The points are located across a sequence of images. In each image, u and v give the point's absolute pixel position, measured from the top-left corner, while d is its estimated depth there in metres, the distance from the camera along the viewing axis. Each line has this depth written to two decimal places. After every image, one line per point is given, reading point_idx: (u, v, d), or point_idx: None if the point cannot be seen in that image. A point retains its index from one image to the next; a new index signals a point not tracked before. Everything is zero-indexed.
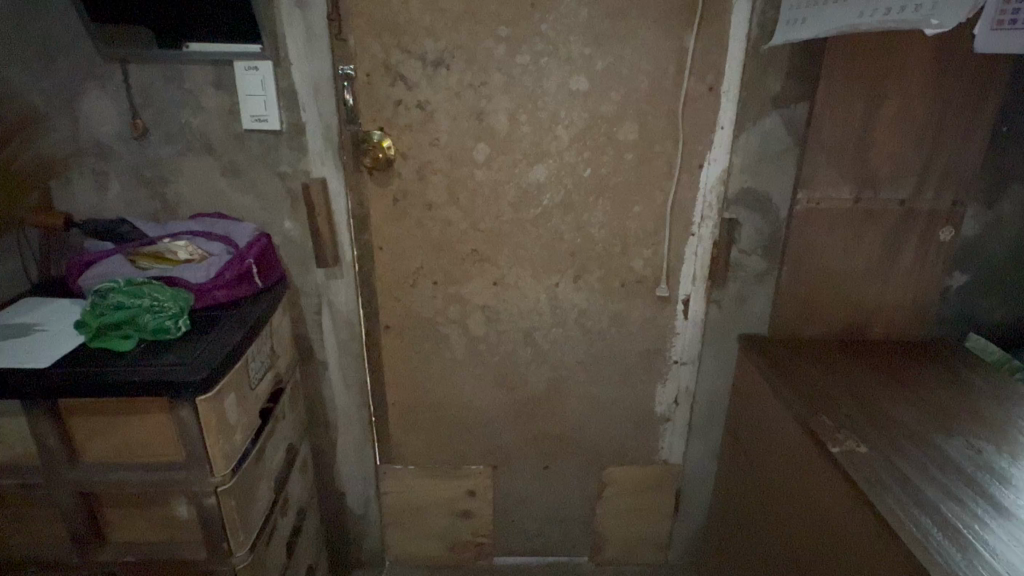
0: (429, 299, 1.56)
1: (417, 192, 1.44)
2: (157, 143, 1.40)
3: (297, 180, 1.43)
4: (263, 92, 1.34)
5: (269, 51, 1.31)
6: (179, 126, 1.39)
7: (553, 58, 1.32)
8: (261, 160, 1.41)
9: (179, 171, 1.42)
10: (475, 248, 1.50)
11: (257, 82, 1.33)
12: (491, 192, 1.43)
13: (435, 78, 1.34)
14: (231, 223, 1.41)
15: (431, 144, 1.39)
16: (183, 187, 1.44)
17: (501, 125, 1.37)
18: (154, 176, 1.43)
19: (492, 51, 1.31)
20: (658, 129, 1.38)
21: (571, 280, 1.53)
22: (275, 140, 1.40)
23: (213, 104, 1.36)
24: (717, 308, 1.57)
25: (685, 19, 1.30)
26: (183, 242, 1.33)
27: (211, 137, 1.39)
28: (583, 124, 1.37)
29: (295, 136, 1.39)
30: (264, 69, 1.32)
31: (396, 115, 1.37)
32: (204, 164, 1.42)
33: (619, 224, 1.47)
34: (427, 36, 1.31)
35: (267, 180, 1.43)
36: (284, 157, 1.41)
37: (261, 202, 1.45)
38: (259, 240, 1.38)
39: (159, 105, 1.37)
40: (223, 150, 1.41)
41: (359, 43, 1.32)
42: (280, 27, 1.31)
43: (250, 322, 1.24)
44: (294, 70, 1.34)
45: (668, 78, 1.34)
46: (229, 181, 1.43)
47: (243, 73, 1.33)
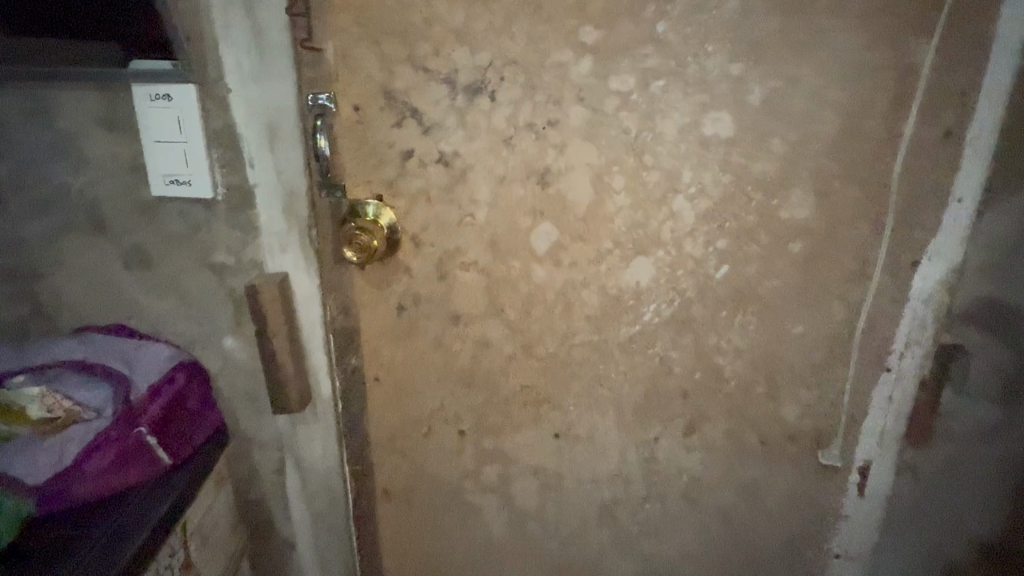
0: (453, 457, 0.98)
1: (435, 298, 0.87)
2: (21, 217, 0.87)
3: (241, 278, 0.87)
4: (182, 136, 0.80)
5: (192, 69, 0.77)
6: (53, 191, 0.85)
7: (677, 81, 0.76)
8: (183, 245, 0.86)
9: (61, 258, 0.88)
10: (529, 385, 0.92)
11: (171, 121, 0.79)
12: (559, 300, 0.86)
13: (471, 114, 0.78)
14: (128, 341, 0.87)
15: (461, 223, 0.82)
16: (65, 284, 0.90)
17: (580, 193, 0.80)
18: (25, 267, 0.89)
19: (570, 69, 0.75)
20: (850, 201, 0.81)
21: (681, 435, 0.95)
22: (203, 215, 0.85)
23: (106, 155, 0.83)
24: (914, 480, 0.96)
25: (920, 14, 0.73)
26: (39, 388, 0.79)
27: (104, 207, 0.85)
28: (722, 193, 0.80)
29: (238, 207, 0.84)
30: (182, 100, 0.78)
31: (403, 175, 0.81)
32: (98, 248, 0.87)
33: (767, 352, 0.89)
34: (458, 44, 0.75)
35: (195, 274, 0.88)
36: (220, 239, 0.86)
37: (186, 309, 0.90)
38: (172, 375, 0.84)
39: (26, 156, 0.84)
40: (122, 228, 0.86)
41: (344, 53, 0.77)
42: (206, 27, 0.76)
43: (141, 534, 0.69)
44: (235, 100, 0.79)
45: (878, 115, 0.77)
46: (133, 276, 0.89)
47: (148, 106, 0.79)
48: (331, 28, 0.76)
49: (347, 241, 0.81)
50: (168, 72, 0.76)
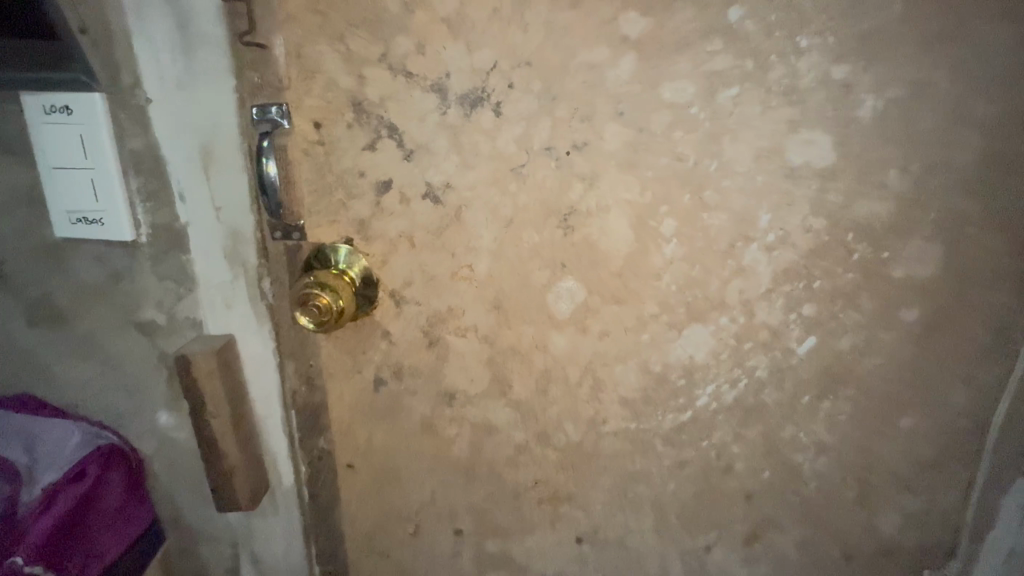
0: (447, 561, 0.78)
1: (422, 370, 0.66)
2: None
3: (176, 340, 0.68)
4: (87, 159, 0.60)
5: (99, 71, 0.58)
6: None
7: (755, 89, 0.54)
8: (102, 298, 0.67)
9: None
10: (544, 479, 0.71)
11: (74, 143, 0.60)
12: (585, 376, 0.65)
13: (468, 134, 0.57)
14: (30, 421, 0.69)
15: (455, 277, 0.61)
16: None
17: (615, 240, 0.59)
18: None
19: (606, 73, 0.54)
20: (990, 255, 0.58)
21: (742, 546, 0.73)
22: (123, 261, 0.65)
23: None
24: None
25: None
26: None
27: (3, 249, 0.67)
28: (813, 242, 0.58)
29: (168, 251, 0.65)
30: (84, 111, 0.58)
31: (379, 214, 0.60)
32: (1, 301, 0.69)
33: (861, 448, 0.67)
34: (450, 38, 0.55)
35: (118, 335, 0.68)
36: (147, 292, 0.66)
37: (108, 376, 0.70)
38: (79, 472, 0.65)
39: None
40: (25, 274, 0.67)
41: (297, 48, 0.56)
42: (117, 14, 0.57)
43: None
44: (158, 114, 0.60)
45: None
46: (43, 335, 0.70)
47: (45, 121, 0.60)
48: (281, 14, 0.56)
49: (301, 297, 0.58)
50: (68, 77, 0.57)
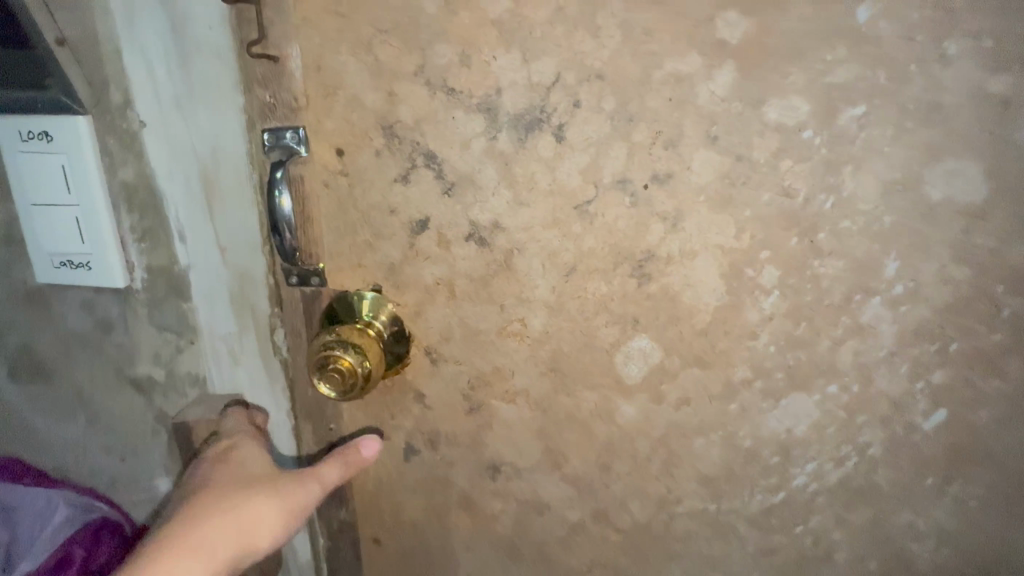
0: None
1: (461, 439, 0.56)
2: None
3: (177, 399, 0.59)
4: (71, 196, 0.51)
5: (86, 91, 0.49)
6: None
7: (888, 106, 0.42)
8: (93, 350, 0.59)
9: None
10: (603, 564, 0.60)
11: (60, 178, 0.51)
12: (656, 449, 0.54)
13: (521, 163, 0.47)
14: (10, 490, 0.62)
15: (503, 333, 0.51)
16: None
17: (700, 292, 0.48)
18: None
19: (696, 89, 0.44)
20: None
21: None
22: (115, 309, 0.57)
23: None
24: None
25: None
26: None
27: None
28: (952, 297, 0.46)
29: (168, 300, 0.56)
30: (68, 140, 0.49)
31: (411, 257, 0.50)
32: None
33: (996, 541, 0.55)
34: (501, 46, 0.44)
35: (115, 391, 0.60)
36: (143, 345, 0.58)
37: (103, 436, 0.62)
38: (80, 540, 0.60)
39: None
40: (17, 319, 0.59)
41: (316, 61, 0.46)
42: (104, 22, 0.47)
43: None
44: (153, 142, 0.51)
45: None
46: (37, 387, 0.62)
47: (24, 148, 0.51)
48: (294, 19, 0.45)
49: (314, 354, 0.49)
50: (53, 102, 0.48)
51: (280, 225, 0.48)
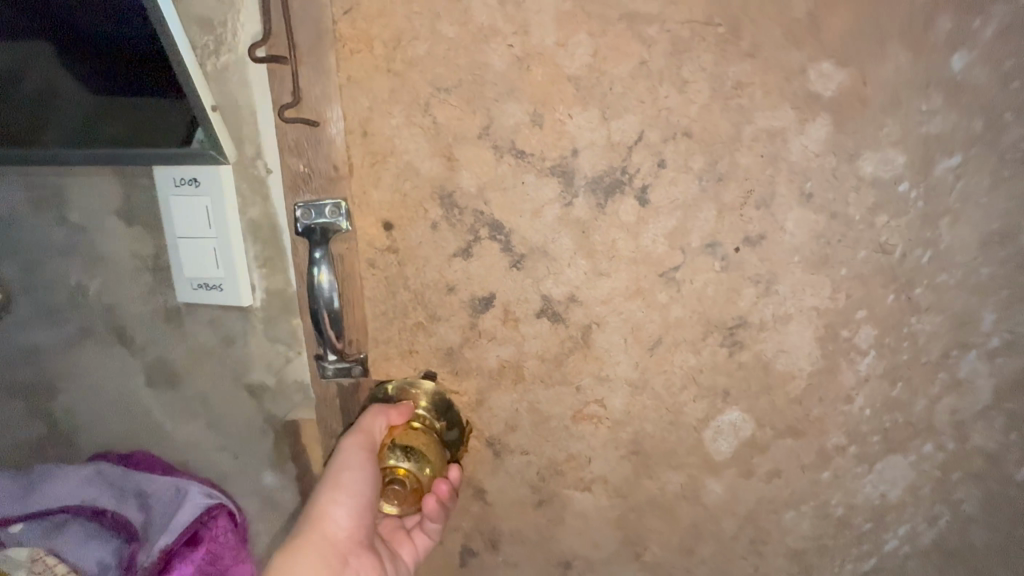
0: None
1: (528, 536, 0.50)
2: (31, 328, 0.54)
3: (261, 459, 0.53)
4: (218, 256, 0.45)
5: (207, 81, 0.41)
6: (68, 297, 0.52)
7: (985, 154, 0.41)
8: (216, 366, 0.51)
9: (67, 372, 0.55)
10: None
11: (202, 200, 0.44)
12: (744, 527, 0.50)
13: (598, 231, 0.42)
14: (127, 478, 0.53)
15: (577, 418, 0.46)
16: (82, 402, 0.56)
17: (794, 358, 0.44)
18: (25, 386, 0.56)
19: (787, 144, 0.40)
20: None
21: None
22: (237, 325, 0.48)
23: (119, 239, 0.48)
24: None
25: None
26: (36, 547, 0.50)
27: (125, 316, 0.51)
28: None
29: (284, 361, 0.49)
30: (217, 197, 0.43)
31: (471, 340, 0.44)
32: (123, 366, 0.53)
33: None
34: (579, 103, 0.40)
35: (248, 424, 0.52)
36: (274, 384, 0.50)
37: (222, 438, 0.54)
38: (200, 520, 0.51)
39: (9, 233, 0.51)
40: (149, 340, 0.51)
41: (363, 123, 0.40)
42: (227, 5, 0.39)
43: None
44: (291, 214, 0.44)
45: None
46: (165, 406, 0.53)
47: (173, 202, 0.44)
48: (338, 76, 0.39)
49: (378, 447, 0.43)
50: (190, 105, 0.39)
51: (315, 303, 0.42)
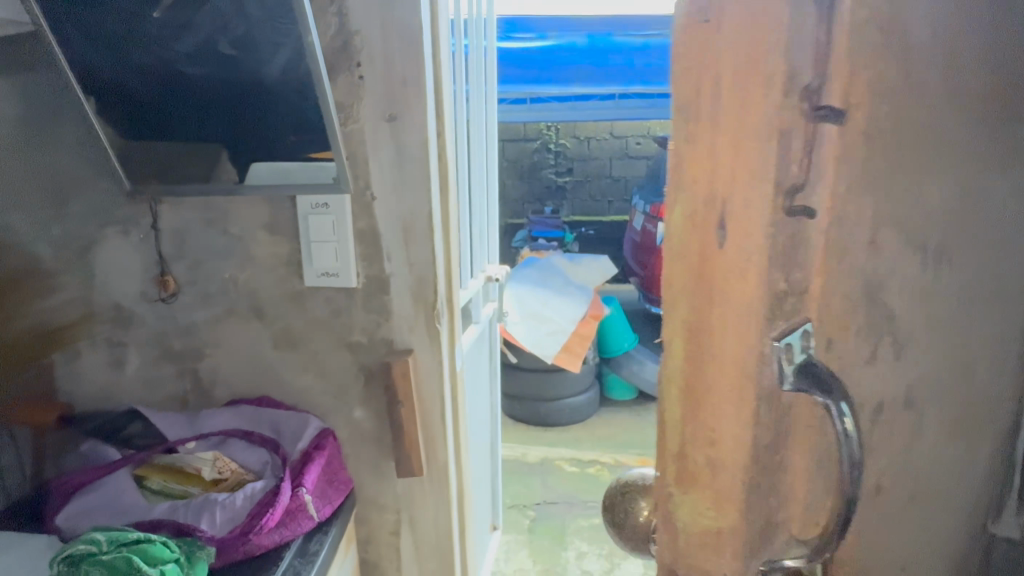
0: None
1: None
2: (190, 308, 0.91)
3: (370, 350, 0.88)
4: (336, 237, 0.84)
5: (335, 102, 0.80)
6: (221, 283, 0.89)
7: None
8: (324, 329, 0.88)
9: (218, 339, 0.92)
10: None
11: (330, 214, 0.83)
12: None
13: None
14: (275, 414, 0.85)
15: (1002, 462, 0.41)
16: (223, 358, 0.92)
17: None
18: (180, 352, 0.93)
19: None
20: None
21: None
22: (344, 302, 0.87)
23: (262, 245, 0.87)
24: None
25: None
26: (211, 451, 0.79)
27: (262, 296, 0.89)
28: None
29: (375, 293, 0.86)
30: (337, 210, 0.83)
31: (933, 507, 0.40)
32: (250, 335, 0.91)
33: None
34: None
35: (333, 357, 0.89)
36: (358, 322, 0.87)
37: (325, 382, 0.90)
38: (322, 437, 0.82)
39: (181, 242, 0.88)
40: (278, 312, 0.89)
41: (724, 219, 0.35)
42: (369, 57, 0.78)
43: None
44: (379, 206, 0.83)
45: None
46: (283, 355, 0.90)
47: (308, 214, 0.84)
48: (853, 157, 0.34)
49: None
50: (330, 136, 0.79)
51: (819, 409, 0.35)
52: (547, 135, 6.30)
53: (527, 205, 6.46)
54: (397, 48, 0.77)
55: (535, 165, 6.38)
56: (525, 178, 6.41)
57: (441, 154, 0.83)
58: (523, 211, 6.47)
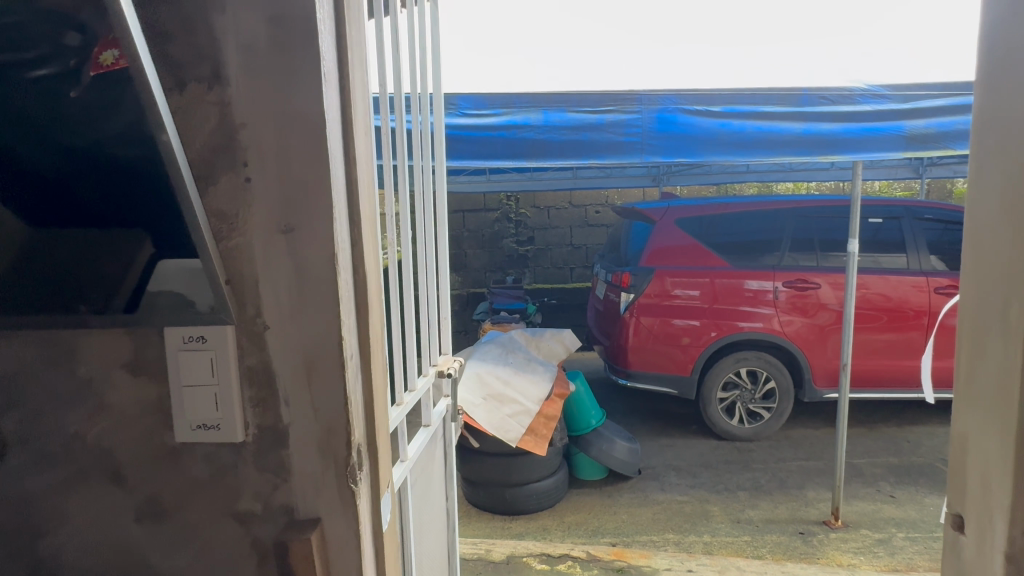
0: None
1: None
2: (26, 472, 0.75)
3: (263, 516, 0.72)
4: (214, 379, 0.69)
5: (215, 211, 0.66)
6: (66, 441, 0.74)
7: None
8: (203, 495, 0.73)
9: (63, 514, 0.75)
10: None
11: (207, 351, 0.68)
12: None
13: None
14: None
15: None
16: (70, 535, 0.76)
17: None
18: (14, 528, 0.76)
19: None
20: (999, 363, 0.68)
21: None
22: (230, 458, 0.71)
23: (119, 389, 0.71)
24: None
25: (975, 242, 0.74)
26: None
27: (119, 456, 0.73)
28: None
29: (268, 444, 0.70)
30: (216, 345, 0.68)
31: None
32: (104, 503, 0.74)
33: None
34: None
35: (212, 526, 0.73)
36: (246, 482, 0.71)
37: (206, 556, 0.74)
38: None
39: (11, 390, 0.73)
40: (140, 473, 0.73)
41: None
42: (255, 158, 0.65)
43: None
44: (273, 335, 0.68)
45: (980, 321, 0.73)
46: (149, 530, 0.75)
47: (180, 351, 0.69)
48: None
49: None
50: (204, 254, 0.65)
51: None
52: (507, 205, 6.28)
53: (489, 273, 6.36)
54: (289, 140, 0.64)
55: (496, 233, 6.33)
56: (487, 247, 6.34)
57: (355, 259, 0.70)
58: (484, 280, 6.36)
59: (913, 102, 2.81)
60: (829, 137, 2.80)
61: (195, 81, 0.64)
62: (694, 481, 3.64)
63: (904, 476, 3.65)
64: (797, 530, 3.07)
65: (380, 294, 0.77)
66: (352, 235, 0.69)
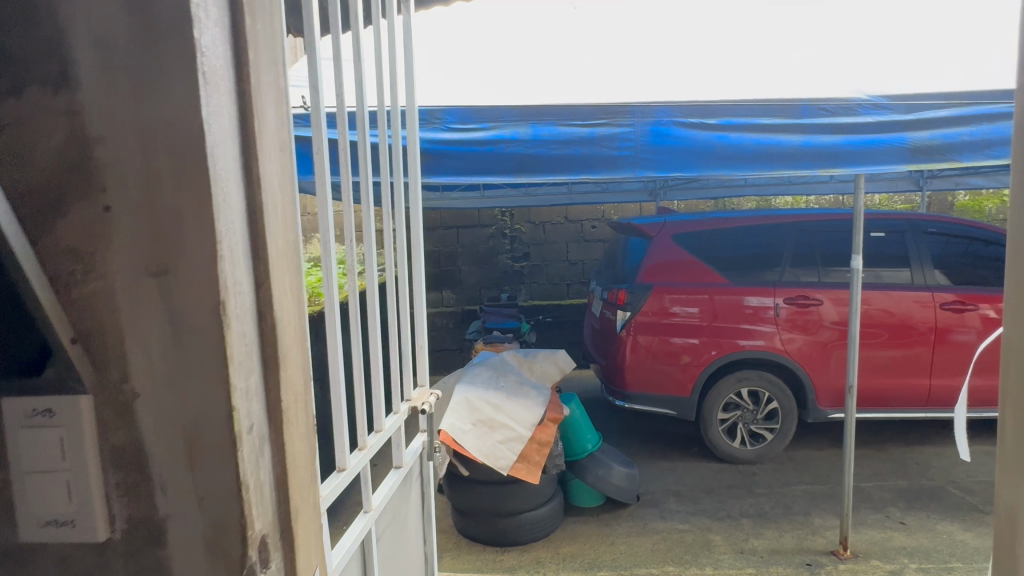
0: None
1: None
2: None
3: None
4: (64, 459, 0.66)
5: (72, 246, 0.64)
6: None
7: None
8: None
9: None
10: None
11: (56, 425, 0.66)
12: None
13: None
14: None
15: None
16: None
17: None
18: None
19: None
20: None
21: None
22: (90, 559, 0.69)
23: None
24: None
25: None
26: None
27: None
28: None
29: (139, 527, 0.68)
30: (65, 419, 0.65)
31: None
32: None
33: None
34: None
35: None
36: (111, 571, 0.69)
37: None
38: None
39: None
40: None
41: None
42: (114, 185, 0.63)
43: None
44: (143, 407, 0.66)
45: None
46: None
47: (21, 430, 0.66)
48: None
49: None
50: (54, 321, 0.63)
51: None
52: (502, 221, 6.17)
53: (484, 290, 6.24)
54: (163, 162, 0.62)
55: (492, 250, 6.21)
56: (482, 263, 6.23)
57: (254, 335, 0.69)
58: (479, 297, 6.25)
59: (917, 112, 2.69)
60: (828, 149, 2.70)
61: (38, 83, 0.63)
62: (695, 507, 3.49)
63: (915, 501, 3.49)
64: (804, 562, 2.91)
65: (297, 347, 0.77)
66: (250, 309, 0.69)
